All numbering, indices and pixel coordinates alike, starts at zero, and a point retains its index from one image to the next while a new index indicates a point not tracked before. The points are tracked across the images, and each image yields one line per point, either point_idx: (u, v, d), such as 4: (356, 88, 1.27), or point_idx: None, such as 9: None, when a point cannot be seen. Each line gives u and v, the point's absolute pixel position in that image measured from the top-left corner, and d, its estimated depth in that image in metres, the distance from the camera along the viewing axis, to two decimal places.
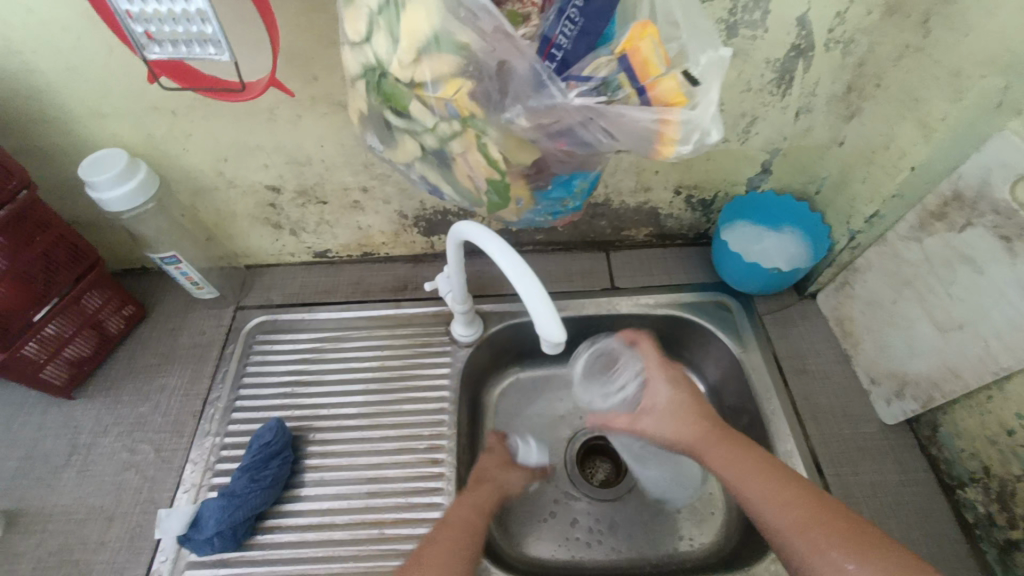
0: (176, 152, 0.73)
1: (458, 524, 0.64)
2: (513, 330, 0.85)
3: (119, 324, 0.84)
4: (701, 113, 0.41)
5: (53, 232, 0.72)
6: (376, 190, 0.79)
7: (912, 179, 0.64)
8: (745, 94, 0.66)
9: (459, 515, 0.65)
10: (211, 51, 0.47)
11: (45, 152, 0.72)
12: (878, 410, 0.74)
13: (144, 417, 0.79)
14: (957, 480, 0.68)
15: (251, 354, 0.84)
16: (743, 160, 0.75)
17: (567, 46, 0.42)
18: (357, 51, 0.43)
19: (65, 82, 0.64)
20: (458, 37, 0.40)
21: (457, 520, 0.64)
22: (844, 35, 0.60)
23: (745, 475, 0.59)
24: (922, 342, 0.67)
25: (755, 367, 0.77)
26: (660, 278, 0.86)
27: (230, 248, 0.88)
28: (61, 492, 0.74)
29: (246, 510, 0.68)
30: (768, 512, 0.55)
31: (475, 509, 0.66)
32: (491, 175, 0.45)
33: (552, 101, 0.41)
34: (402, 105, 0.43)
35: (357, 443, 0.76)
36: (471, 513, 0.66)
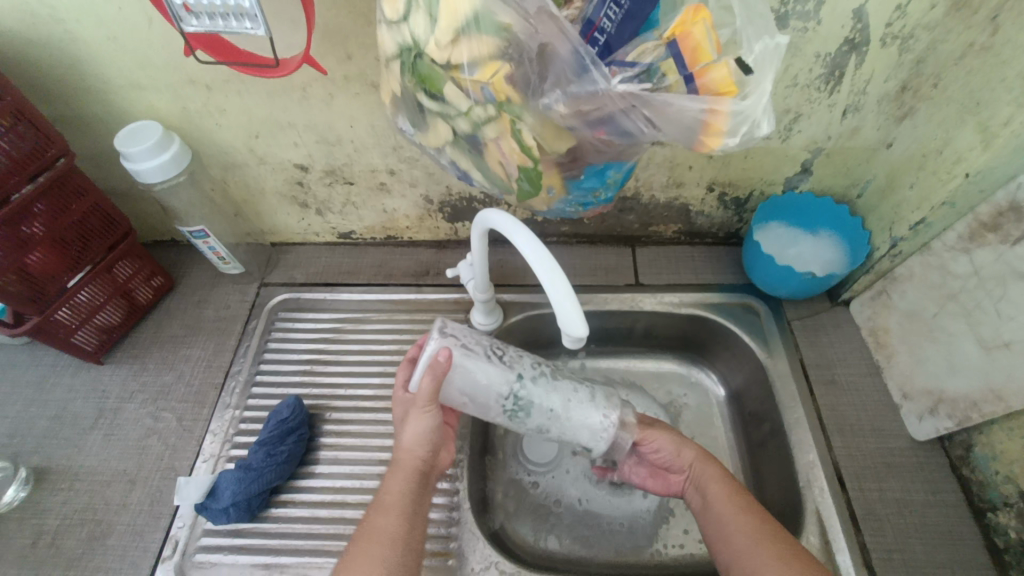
0: (209, 127, 0.73)
1: (387, 516, 0.56)
2: (533, 322, 0.84)
3: (148, 294, 0.86)
4: (752, 104, 0.39)
5: (89, 200, 0.73)
6: (403, 173, 0.79)
7: (965, 186, 0.61)
8: (791, 89, 0.63)
9: (393, 493, 0.57)
10: (247, 25, 0.46)
11: (84, 121, 0.73)
12: (909, 425, 0.71)
13: (168, 386, 0.81)
14: (989, 504, 0.65)
15: (273, 330, 0.85)
16: (783, 159, 0.72)
17: (611, 29, 0.40)
18: (394, 30, 0.42)
19: (106, 52, 0.64)
20: (499, 17, 0.38)
21: (390, 499, 0.57)
22: (904, 30, 0.57)
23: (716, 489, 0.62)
24: (963, 359, 0.64)
25: (780, 374, 0.75)
26: (687, 276, 0.84)
27: (257, 224, 0.89)
28: (88, 453, 0.76)
29: (261, 484, 0.69)
30: (739, 534, 0.58)
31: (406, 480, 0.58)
32: (524, 162, 0.44)
33: (594, 88, 0.40)
34: (437, 87, 0.42)
35: (372, 425, 0.77)
36: (402, 489, 0.58)
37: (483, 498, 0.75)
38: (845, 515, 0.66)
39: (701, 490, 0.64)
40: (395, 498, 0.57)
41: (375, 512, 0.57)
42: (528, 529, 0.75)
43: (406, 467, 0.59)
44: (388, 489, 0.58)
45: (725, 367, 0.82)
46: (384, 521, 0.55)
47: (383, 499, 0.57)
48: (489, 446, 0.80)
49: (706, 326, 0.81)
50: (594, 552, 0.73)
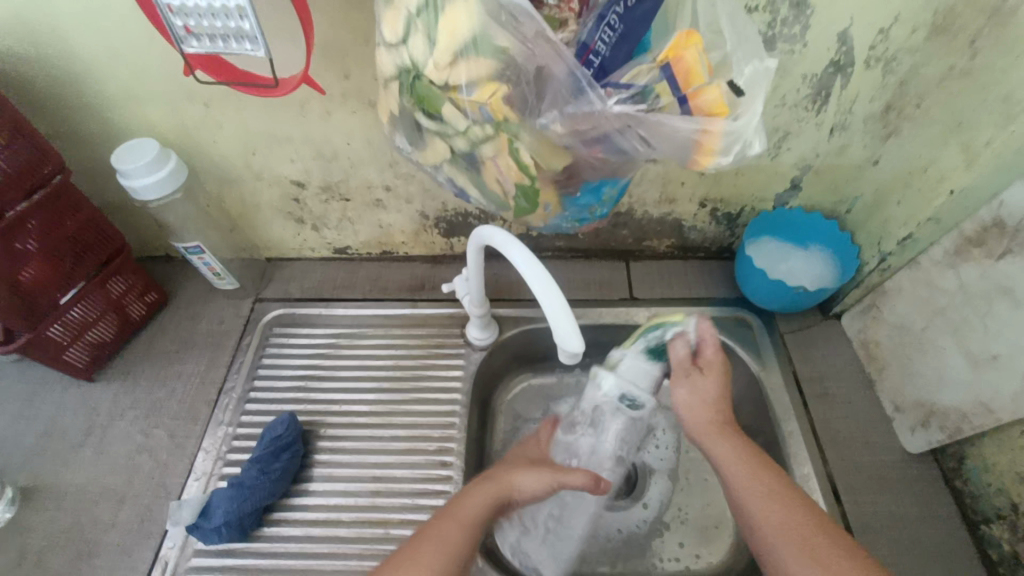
0: (207, 143, 0.73)
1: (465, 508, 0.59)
2: (528, 336, 0.84)
3: (141, 309, 0.85)
4: (744, 124, 0.40)
5: (84, 215, 0.73)
6: (399, 189, 0.79)
7: (950, 204, 0.62)
8: (780, 108, 0.65)
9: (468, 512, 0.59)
10: (248, 47, 0.47)
11: (80, 137, 0.73)
12: (901, 438, 0.72)
13: (160, 403, 0.80)
14: (982, 516, 0.66)
15: (267, 346, 0.85)
16: (774, 176, 0.74)
17: (605, 52, 0.41)
18: (392, 51, 0.43)
19: (104, 69, 0.65)
20: (498, 41, 0.40)
21: (460, 511, 0.59)
22: (887, 53, 0.59)
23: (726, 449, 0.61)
24: (952, 372, 0.65)
25: (774, 387, 0.75)
26: (680, 290, 0.85)
27: (252, 239, 0.89)
28: (76, 471, 0.74)
29: (254, 502, 0.68)
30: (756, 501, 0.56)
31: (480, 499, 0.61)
32: (520, 179, 0.45)
33: (590, 108, 0.41)
34: (435, 107, 0.42)
35: (367, 441, 0.76)
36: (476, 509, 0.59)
37: None
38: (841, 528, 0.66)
39: (714, 449, 0.62)
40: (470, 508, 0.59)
41: (445, 519, 0.58)
42: None
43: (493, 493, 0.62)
44: (440, 521, 0.57)
45: None
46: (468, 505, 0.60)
47: (450, 515, 0.58)
48: (483, 462, 0.80)
49: None
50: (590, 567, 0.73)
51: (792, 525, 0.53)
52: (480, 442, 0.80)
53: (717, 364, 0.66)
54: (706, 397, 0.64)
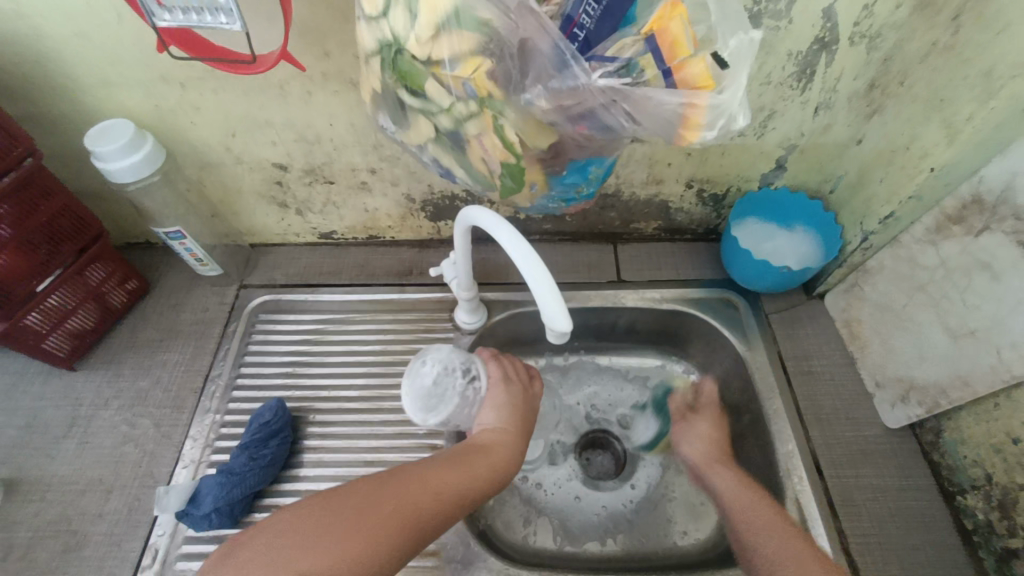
0: (184, 125, 0.71)
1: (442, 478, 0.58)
2: (517, 320, 0.84)
3: (122, 298, 0.84)
4: (728, 98, 0.40)
5: (58, 201, 0.71)
6: (384, 172, 0.78)
7: (931, 180, 0.63)
8: (765, 87, 0.65)
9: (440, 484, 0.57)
10: (223, 20, 0.45)
11: (51, 120, 0.71)
12: (882, 413, 0.73)
13: (145, 392, 0.79)
14: (958, 487, 0.68)
15: (253, 333, 0.84)
16: (759, 156, 0.74)
17: (589, 25, 0.41)
18: (373, 26, 0.42)
19: (73, 48, 0.63)
20: (479, 13, 0.39)
21: (432, 486, 0.57)
22: (871, 29, 0.59)
23: (725, 473, 0.69)
24: (931, 348, 0.66)
25: (759, 366, 0.76)
26: (668, 272, 0.85)
27: (235, 225, 0.87)
28: (60, 462, 0.74)
29: (244, 489, 0.68)
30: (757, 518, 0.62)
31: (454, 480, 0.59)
32: (506, 158, 0.44)
33: (575, 83, 0.40)
34: (418, 84, 0.42)
35: (357, 426, 0.76)
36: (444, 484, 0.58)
37: None
38: (823, 502, 0.68)
39: (712, 479, 0.70)
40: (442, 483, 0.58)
41: (413, 485, 0.56)
42: (516, 527, 0.75)
43: (472, 471, 0.60)
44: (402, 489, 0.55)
45: (706, 360, 0.84)
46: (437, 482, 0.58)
47: (416, 483, 0.56)
48: None
49: (687, 320, 0.82)
50: (580, 545, 0.74)
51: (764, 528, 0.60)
52: None
53: (714, 416, 0.77)
54: (715, 437, 0.74)
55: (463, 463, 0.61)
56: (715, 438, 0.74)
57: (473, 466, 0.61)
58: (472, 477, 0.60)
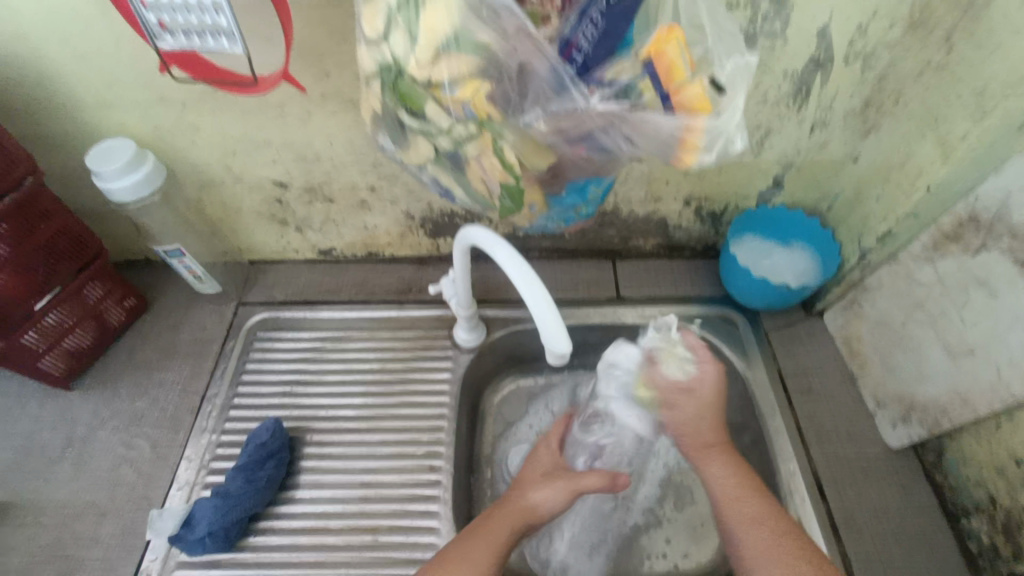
0: (185, 144, 0.72)
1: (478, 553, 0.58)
2: (516, 337, 0.84)
3: (120, 316, 0.83)
4: (726, 121, 0.40)
5: (58, 221, 0.71)
6: (384, 190, 0.79)
7: (927, 200, 0.63)
8: (761, 106, 0.65)
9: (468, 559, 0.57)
10: (224, 42, 0.47)
11: (52, 140, 0.71)
12: (883, 432, 0.73)
13: (141, 412, 0.78)
14: (960, 509, 0.67)
15: (251, 352, 0.83)
16: (755, 173, 0.74)
17: (587, 49, 0.41)
18: (374, 48, 0.43)
19: (76, 69, 0.63)
20: (479, 38, 0.39)
21: (451, 563, 0.57)
22: (865, 49, 0.60)
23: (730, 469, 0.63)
24: (932, 365, 0.66)
25: (760, 383, 0.76)
26: (667, 289, 0.85)
27: (234, 243, 0.87)
28: (53, 485, 0.72)
29: (240, 511, 0.67)
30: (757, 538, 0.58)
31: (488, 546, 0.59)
32: (505, 179, 0.44)
33: (573, 105, 0.41)
34: (418, 105, 0.42)
35: (355, 446, 0.75)
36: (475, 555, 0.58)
37: (467, 517, 0.74)
38: (827, 523, 0.67)
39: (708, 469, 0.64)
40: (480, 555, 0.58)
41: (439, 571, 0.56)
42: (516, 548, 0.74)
43: (495, 535, 0.60)
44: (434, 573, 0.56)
45: None
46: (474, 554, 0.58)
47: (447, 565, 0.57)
48: (472, 466, 0.79)
49: None
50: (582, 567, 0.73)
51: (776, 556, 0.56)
52: (469, 445, 0.80)
53: (706, 398, 0.66)
54: (716, 397, 0.66)
55: (484, 529, 0.61)
56: (706, 412, 0.66)
57: (496, 525, 0.61)
58: (496, 542, 0.59)
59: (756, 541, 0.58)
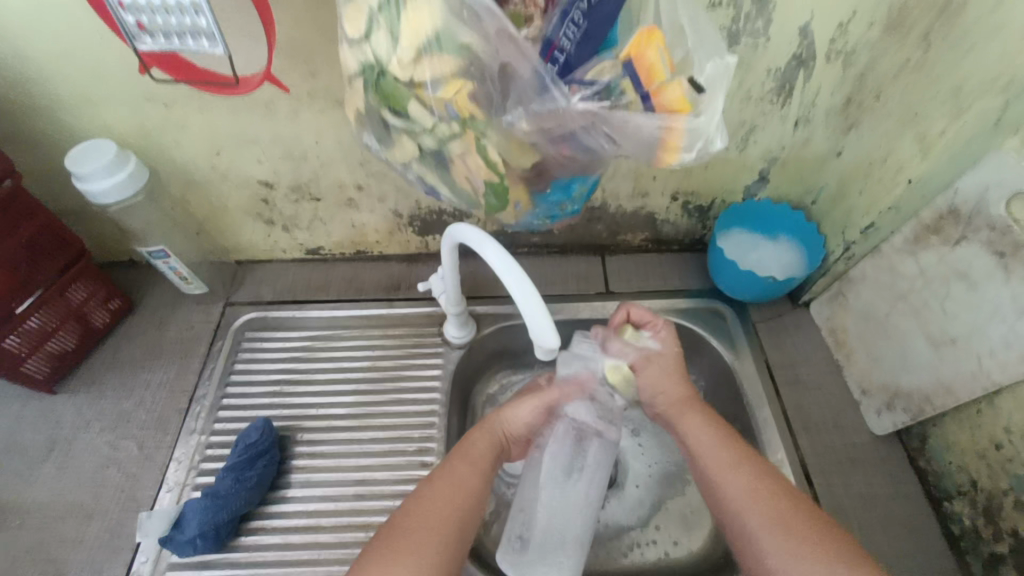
0: (167, 143, 0.71)
1: (468, 475, 0.61)
2: (506, 333, 0.84)
3: (105, 318, 0.83)
4: (706, 121, 0.40)
5: (38, 222, 0.70)
6: (371, 189, 0.78)
7: (908, 193, 0.65)
8: (745, 102, 0.66)
9: (461, 478, 0.61)
10: (205, 44, 0.46)
11: (31, 141, 0.70)
12: (868, 421, 0.74)
13: (128, 413, 0.78)
14: (945, 493, 0.69)
15: (239, 351, 0.83)
16: (741, 168, 0.75)
17: (569, 49, 0.41)
18: (356, 48, 0.42)
19: (54, 69, 0.62)
20: (461, 37, 0.39)
21: (447, 478, 0.60)
22: (846, 47, 0.60)
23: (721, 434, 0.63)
24: (914, 355, 0.67)
25: (747, 376, 0.77)
26: (655, 284, 0.86)
27: (220, 243, 0.87)
28: (40, 488, 0.72)
29: (229, 512, 0.67)
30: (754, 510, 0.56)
31: (479, 469, 0.62)
32: (490, 177, 0.44)
33: (555, 106, 0.41)
34: (401, 104, 0.42)
35: (346, 445, 0.75)
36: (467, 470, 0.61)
37: None
38: None
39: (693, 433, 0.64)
40: (470, 471, 0.62)
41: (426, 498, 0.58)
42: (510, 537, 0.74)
43: (488, 448, 0.65)
44: (420, 498, 0.58)
45: (694, 369, 0.84)
46: (460, 471, 0.61)
47: (430, 491, 0.59)
48: None
49: (676, 332, 0.83)
50: None
51: (764, 496, 0.56)
52: None
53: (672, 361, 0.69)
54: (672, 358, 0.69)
55: (465, 449, 0.64)
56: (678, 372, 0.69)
57: (482, 444, 0.65)
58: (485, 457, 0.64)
59: (744, 496, 0.57)
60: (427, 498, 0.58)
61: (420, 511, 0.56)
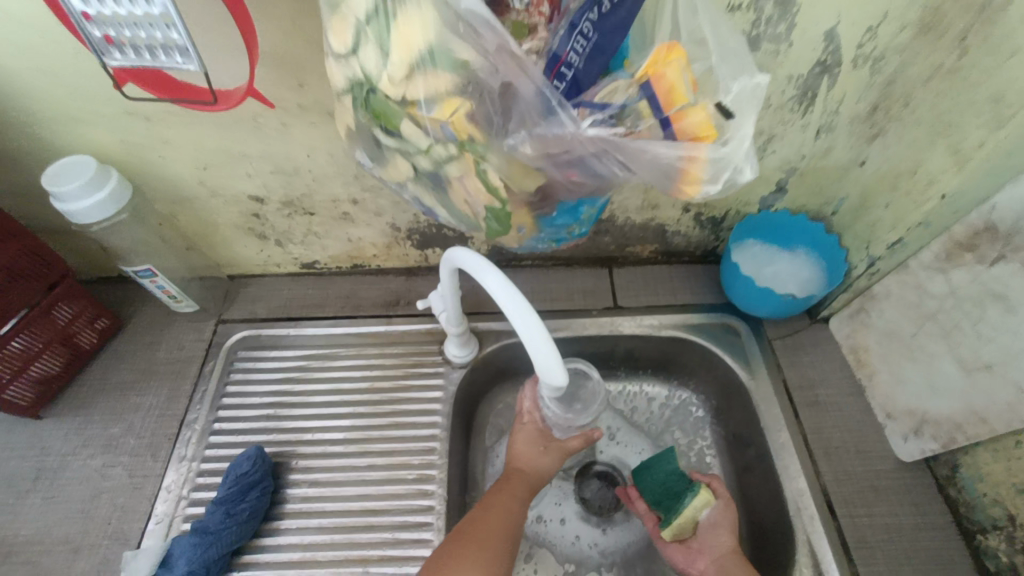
0: (153, 159, 0.67)
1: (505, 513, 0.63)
2: (509, 351, 0.81)
3: (92, 338, 0.79)
4: (733, 150, 0.36)
5: (17, 244, 0.67)
6: (367, 202, 0.74)
7: (941, 208, 0.60)
8: (763, 111, 0.62)
9: (501, 512, 0.63)
10: (178, 60, 0.42)
11: (9, 158, 0.67)
12: (895, 447, 0.69)
13: (117, 439, 0.75)
14: (978, 525, 0.65)
15: (232, 372, 0.80)
16: (758, 179, 0.70)
17: (578, 64, 0.37)
18: (343, 63, 0.39)
19: (29, 84, 0.59)
20: (456, 53, 0.35)
21: (489, 510, 0.63)
22: (874, 52, 0.56)
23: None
24: (944, 380, 0.63)
25: (764, 397, 0.73)
26: (666, 298, 0.82)
27: (212, 258, 0.83)
28: (26, 520, 0.69)
29: (220, 548, 0.63)
30: None
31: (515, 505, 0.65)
32: (491, 202, 0.41)
33: (561, 130, 0.36)
34: (394, 123, 0.39)
35: (343, 472, 0.72)
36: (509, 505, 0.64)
37: None
38: (836, 544, 0.64)
39: None
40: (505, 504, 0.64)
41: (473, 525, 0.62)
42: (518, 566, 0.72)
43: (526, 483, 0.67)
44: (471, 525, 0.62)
45: (706, 388, 0.80)
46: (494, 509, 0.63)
47: (475, 519, 0.62)
48: (466, 486, 0.77)
49: (687, 348, 0.79)
50: None
51: None
52: (463, 466, 0.77)
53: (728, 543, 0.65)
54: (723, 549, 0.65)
55: (508, 483, 0.67)
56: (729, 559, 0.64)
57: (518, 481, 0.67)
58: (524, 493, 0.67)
59: None
60: (476, 525, 0.62)
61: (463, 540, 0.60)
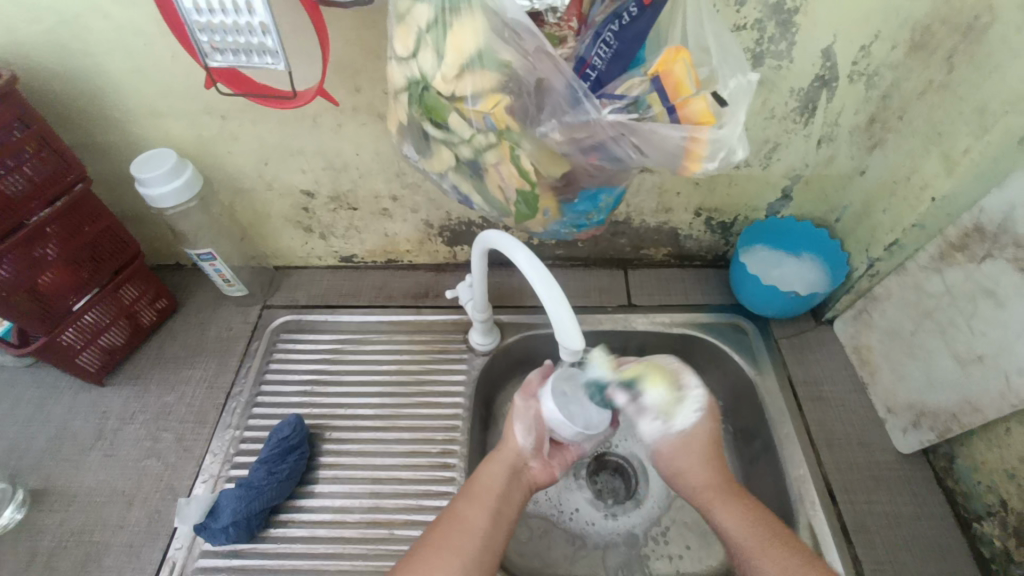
0: (221, 153, 0.76)
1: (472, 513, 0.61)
2: (529, 342, 0.87)
3: (151, 316, 0.87)
4: (729, 132, 0.44)
5: (102, 223, 0.76)
6: (405, 199, 0.82)
7: (933, 210, 0.65)
8: (768, 122, 0.68)
9: (487, 484, 0.64)
10: (269, 60, 0.49)
11: (101, 149, 0.77)
12: (894, 439, 0.73)
13: (169, 407, 0.82)
14: (974, 514, 0.67)
15: (274, 352, 0.87)
16: (764, 186, 0.76)
17: (601, 67, 0.45)
18: (403, 65, 0.46)
19: (127, 83, 0.68)
20: (501, 55, 0.43)
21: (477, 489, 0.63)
22: (868, 68, 0.63)
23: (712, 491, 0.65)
24: (942, 374, 0.67)
25: (769, 391, 0.77)
26: (678, 297, 0.87)
27: (261, 248, 0.92)
28: (86, 473, 0.76)
29: (262, 502, 0.69)
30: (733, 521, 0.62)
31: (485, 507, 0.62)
32: (522, 185, 0.47)
33: (587, 117, 0.44)
34: (442, 117, 0.45)
35: (372, 443, 0.78)
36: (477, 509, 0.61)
37: None
38: (837, 530, 0.67)
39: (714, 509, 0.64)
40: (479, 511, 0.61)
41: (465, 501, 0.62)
42: (535, 533, 0.76)
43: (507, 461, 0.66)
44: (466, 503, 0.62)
45: (713, 385, 0.85)
46: (469, 513, 0.61)
47: (471, 499, 0.62)
48: None
49: (698, 345, 0.84)
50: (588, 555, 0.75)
51: (751, 531, 0.61)
52: (482, 448, 0.82)
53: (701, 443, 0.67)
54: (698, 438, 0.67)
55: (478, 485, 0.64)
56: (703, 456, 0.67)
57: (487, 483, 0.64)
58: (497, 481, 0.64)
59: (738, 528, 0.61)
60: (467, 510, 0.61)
61: (433, 563, 0.56)
